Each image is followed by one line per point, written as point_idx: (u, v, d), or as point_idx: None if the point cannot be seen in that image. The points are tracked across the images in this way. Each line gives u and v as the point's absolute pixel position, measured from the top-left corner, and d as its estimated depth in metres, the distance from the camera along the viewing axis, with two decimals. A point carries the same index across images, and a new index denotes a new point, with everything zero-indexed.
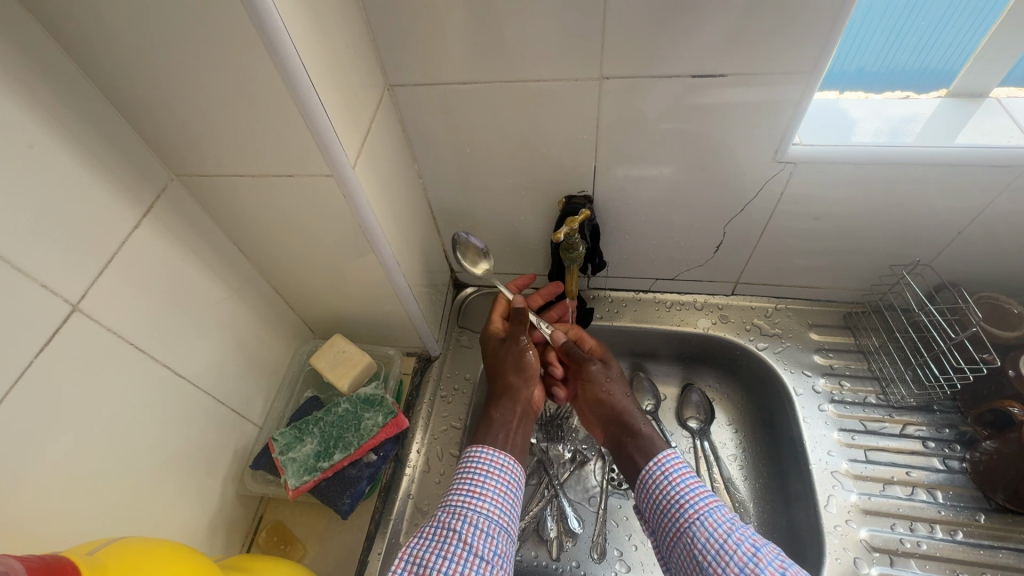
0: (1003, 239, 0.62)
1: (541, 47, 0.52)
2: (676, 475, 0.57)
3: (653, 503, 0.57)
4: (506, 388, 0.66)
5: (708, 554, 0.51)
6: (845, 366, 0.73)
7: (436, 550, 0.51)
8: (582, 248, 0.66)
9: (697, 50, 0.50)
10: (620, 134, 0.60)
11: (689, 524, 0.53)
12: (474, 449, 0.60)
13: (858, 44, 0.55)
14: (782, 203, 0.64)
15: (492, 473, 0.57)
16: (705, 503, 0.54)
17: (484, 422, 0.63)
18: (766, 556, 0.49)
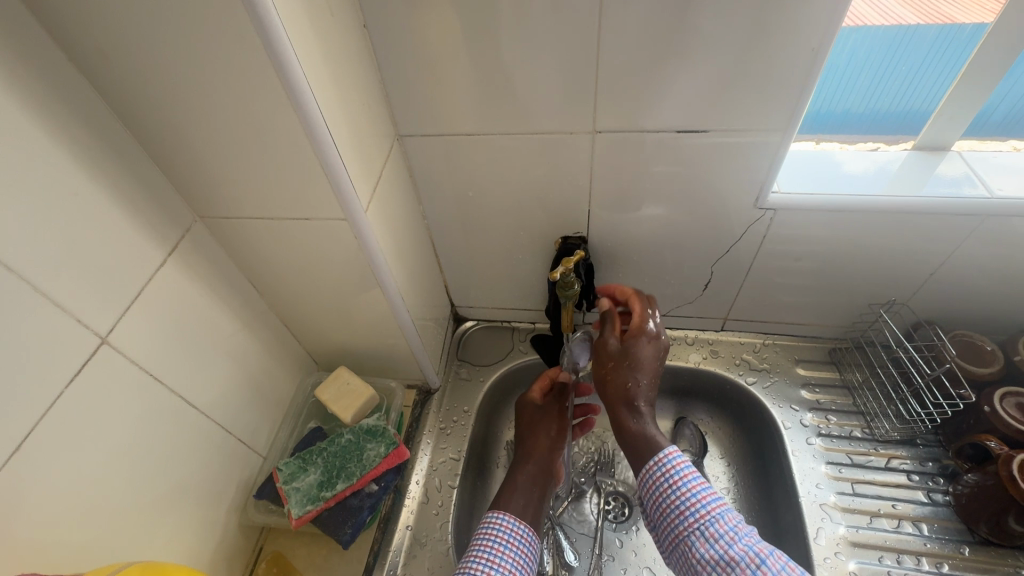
0: (971, 281, 0.66)
1: (539, 105, 0.58)
2: (676, 477, 0.52)
3: (654, 507, 0.54)
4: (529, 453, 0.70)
5: (708, 566, 0.48)
6: (831, 401, 0.76)
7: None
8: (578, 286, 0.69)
9: (681, 109, 0.56)
10: (612, 182, 0.64)
11: (688, 533, 0.50)
12: (499, 512, 0.62)
13: (843, 86, 0.61)
14: (765, 245, 0.69)
15: (511, 544, 0.59)
16: (707, 511, 0.50)
17: (507, 485, 0.67)
18: (772, 568, 0.45)
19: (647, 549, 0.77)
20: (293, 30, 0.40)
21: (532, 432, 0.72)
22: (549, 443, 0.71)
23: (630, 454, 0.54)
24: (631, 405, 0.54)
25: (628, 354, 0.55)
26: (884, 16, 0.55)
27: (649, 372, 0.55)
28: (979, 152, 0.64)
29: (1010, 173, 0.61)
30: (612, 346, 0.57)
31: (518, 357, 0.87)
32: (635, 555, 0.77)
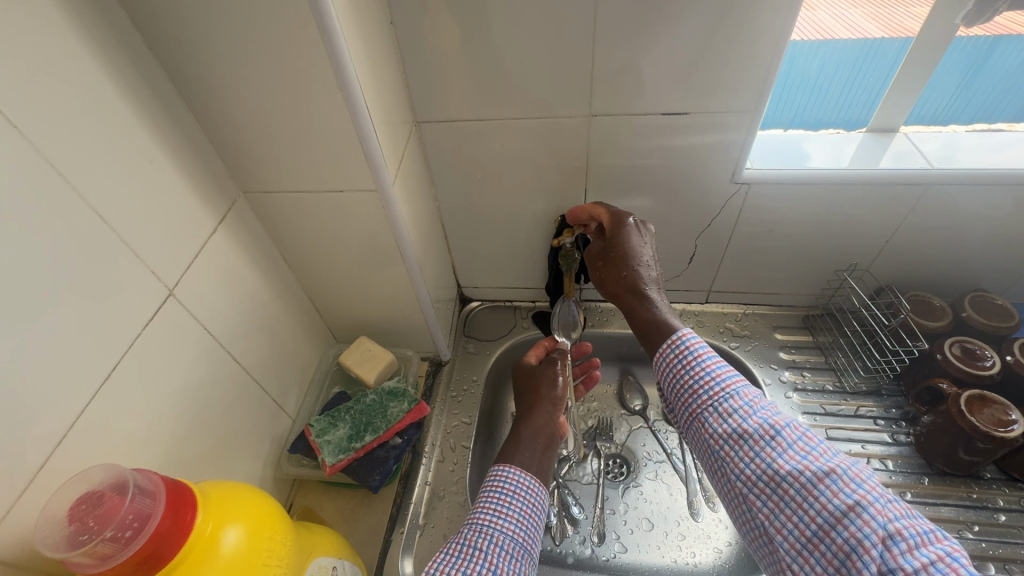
0: (922, 244, 0.75)
1: (541, 91, 0.65)
2: (692, 358, 0.56)
3: (670, 386, 0.57)
4: (535, 403, 0.74)
5: (720, 439, 0.51)
6: (806, 360, 0.84)
7: (463, 566, 0.53)
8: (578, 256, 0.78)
9: (667, 93, 0.64)
10: (606, 161, 0.72)
11: (702, 411, 0.54)
12: (504, 466, 0.66)
13: (817, 94, 0.73)
14: (742, 217, 0.77)
15: (518, 496, 0.62)
16: (721, 388, 0.53)
17: (513, 438, 0.71)
18: (787, 440, 0.48)
19: (644, 503, 0.84)
20: (342, 20, 0.47)
21: (537, 385, 0.76)
22: (552, 396, 0.75)
23: (646, 333, 0.61)
24: (632, 286, 0.62)
25: (614, 247, 0.65)
26: (847, 29, 0.66)
27: (638, 253, 0.63)
28: (923, 134, 0.74)
29: (947, 151, 0.70)
30: (600, 250, 0.67)
31: (521, 332, 0.94)
32: (633, 508, 0.84)
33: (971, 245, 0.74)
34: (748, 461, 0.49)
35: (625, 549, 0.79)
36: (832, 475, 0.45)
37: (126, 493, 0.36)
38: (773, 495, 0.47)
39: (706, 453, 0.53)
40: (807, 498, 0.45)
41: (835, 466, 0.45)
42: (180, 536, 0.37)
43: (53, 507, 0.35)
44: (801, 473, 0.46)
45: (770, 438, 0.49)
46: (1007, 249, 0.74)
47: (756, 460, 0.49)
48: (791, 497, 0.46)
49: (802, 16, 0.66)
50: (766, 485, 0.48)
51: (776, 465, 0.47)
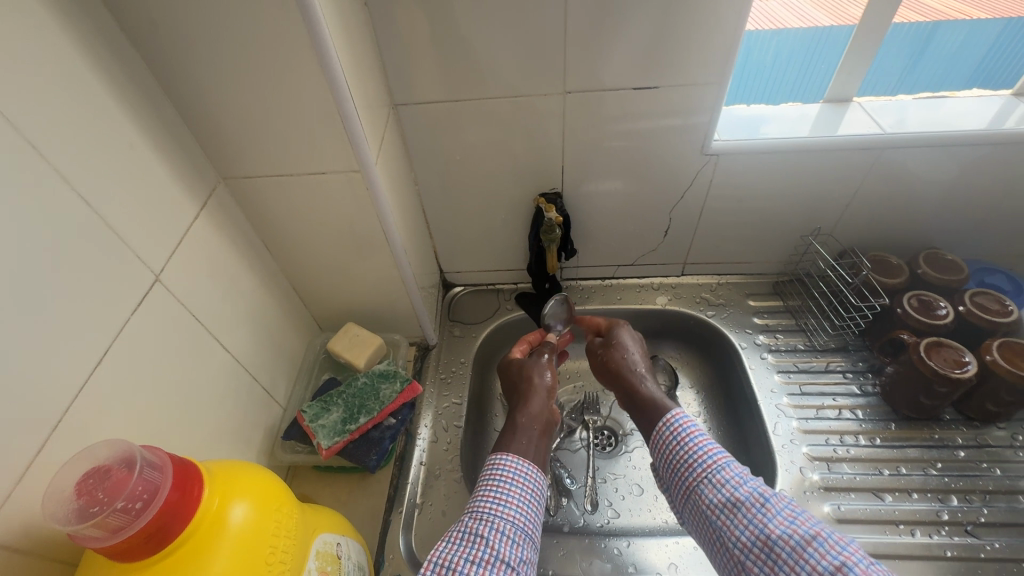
0: (878, 205, 0.80)
1: (516, 69, 0.66)
2: (684, 434, 0.59)
3: (665, 465, 0.60)
4: (529, 392, 0.72)
5: (716, 508, 0.54)
6: (778, 323, 0.89)
7: (464, 554, 0.52)
8: (559, 231, 0.80)
9: (638, 67, 0.65)
10: (582, 139, 0.74)
11: (697, 483, 0.56)
12: (504, 454, 0.63)
13: (773, 83, 0.79)
14: (712, 189, 0.80)
15: (516, 482, 0.60)
16: (713, 461, 0.56)
17: (509, 426, 0.68)
18: (775, 506, 0.51)
19: (633, 470, 0.87)
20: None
21: (526, 377, 0.75)
22: (545, 384, 0.74)
23: (645, 410, 0.64)
24: (631, 367, 0.69)
25: (612, 338, 0.74)
26: (800, 19, 0.73)
27: (632, 343, 0.73)
28: (876, 102, 0.78)
29: (898, 117, 0.75)
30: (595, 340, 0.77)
31: (506, 314, 0.96)
32: (622, 476, 0.86)
33: (922, 204, 0.80)
34: (743, 528, 0.51)
35: (617, 514, 0.82)
36: (819, 537, 0.46)
37: (134, 466, 0.36)
38: (768, 560, 0.48)
39: (706, 528, 0.55)
40: (798, 561, 0.46)
41: (821, 530, 0.47)
42: (185, 511, 0.37)
43: (62, 481, 0.35)
44: (789, 536, 0.47)
45: (759, 504, 0.51)
46: (954, 206, 0.80)
47: (750, 527, 0.50)
48: (784, 561, 0.47)
49: (757, 8, 0.72)
50: (761, 550, 0.49)
51: (768, 530, 0.49)
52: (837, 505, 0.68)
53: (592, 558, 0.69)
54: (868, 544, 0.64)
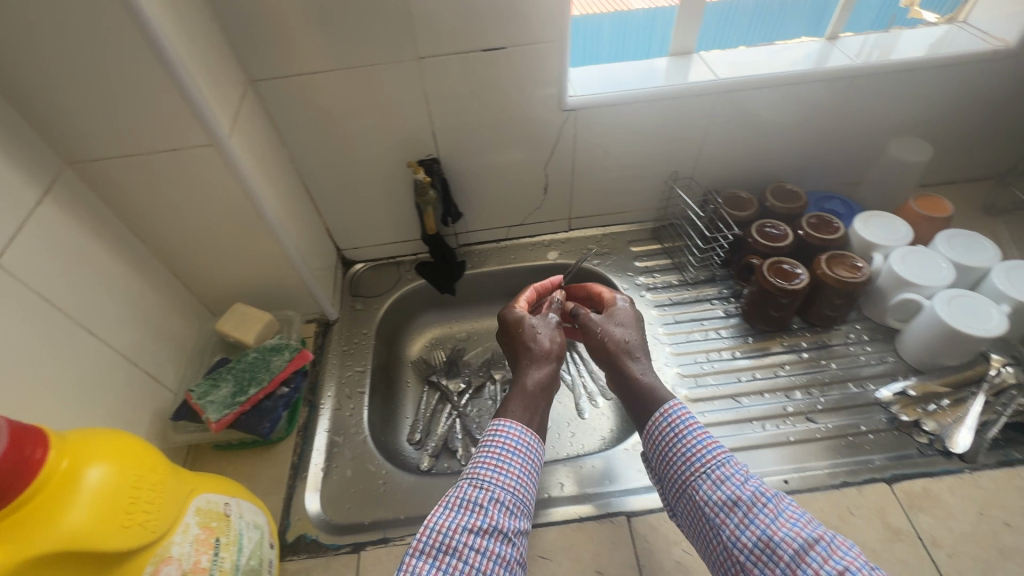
0: (724, 147, 0.89)
1: (365, 36, 0.68)
2: (684, 428, 0.59)
3: (661, 459, 0.59)
4: (539, 355, 0.67)
5: (715, 506, 0.53)
6: (656, 264, 0.97)
7: (463, 522, 0.52)
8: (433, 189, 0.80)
9: (483, 30, 0.69)
10: (446, 104, 0.77)
11: (696, 478, 0.56)
12: (505, 419, 0.61)
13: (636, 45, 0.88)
14: (578, 143, 0.85)
15: (519, 451, 0.59)
16: (715, 457, 0.56)
17: (517, 392, 0.64)
18: (776, 506, 0.51)
19: None
20: None
21: (535, 336, 0.70)
22: (555, 348, 0.69)
23: (638, 398, 0.63)
24: (628, 353, 0.66)
25: (616, 317, 0.71)
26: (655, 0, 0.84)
27: (629, 326, 0.70)
28: (714, 54, 0.86)
29: (731, 66, 0.83)
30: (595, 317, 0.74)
31: (407, 285, 0.99)
32: None
33: (760, 141, 0.89)
34: (743, 528, 0.51)
35: None
36: (821, 541, 0.47)
37: None
38: (769, 562, 0.48)
39: (702, 526, 0.55)
40: (800, 566, 0.47)
41: (823, 534, 0.48)
42: (30, 470, 0.38)
43: None
44: (792, 538, 0.48)
45: (760, 503, 0.51)
46: (787, 141, 0.90)
47: (751, 527, 0.51)
48: (786, 564, 0.47)
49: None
50: (761, 552, 0.49)
51: (769, 532, 0.49)
52: (701, 412, 0.76)
53: None
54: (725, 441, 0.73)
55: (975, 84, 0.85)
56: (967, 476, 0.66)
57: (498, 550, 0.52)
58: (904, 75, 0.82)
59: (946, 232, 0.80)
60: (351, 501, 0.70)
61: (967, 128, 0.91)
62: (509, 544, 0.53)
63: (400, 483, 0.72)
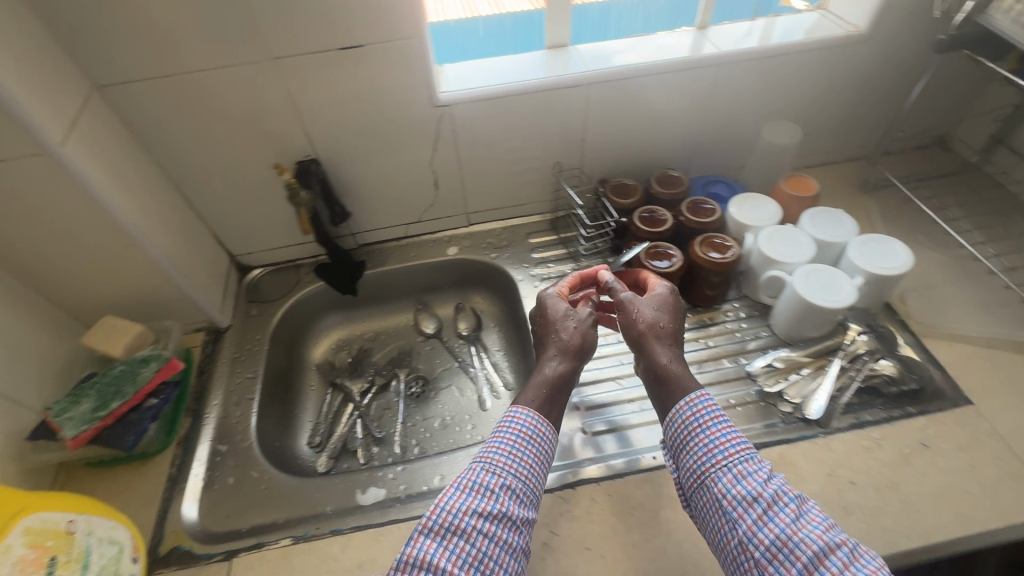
0: (606, 137, 0.92)
1: (212, 38, 0.67)
2: (710, 421, 0.59)
3: (682, 449, 0.60)
4: (572, 345, 0.68)
5: (734, 500, 0.54)
6: (552, 255, 0.99)
7: (472, 505, 0.55)
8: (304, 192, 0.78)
9: (334, 29, 0.69)
10: (313, 105, 0.77)
11: (716, 471, 0.56)
12: (522, 406, 0.63)
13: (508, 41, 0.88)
14: (458, 139, 0.86)
15: (531, 441, 0.61)
16: (739, 452, 0.57)
17: (540, 381, 0.66)
18: (798, 507, 0.52)
19: (442, 408, 0.94)
20: None
21: (570, 322, 0.70)
22: (586, 338, 0.69)
23: (663, 386, 0.63)
24: (662, 343, 0.66)
25: (657, 303, 0.69)
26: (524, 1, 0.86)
27: (667, 316, 0.68)
28: (588, 46, 0.88)
29: (603, 58, 0.85)
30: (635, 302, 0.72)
31: (305, 287, 0.98)
32: (429, 414, 0.93)
33: (641, 130, 0.92)
34: (761, 525, 0.52)
35: (423, 450, 0.88)
36: (843, 547, 0.49)
37: None
38: (786, 561, 0.49)
39: (717, 517, 0.55)
40: (819, 567, 0.48)
41: (844, 539, 0.49)
42: None
43: None
44: (812, 541, 0.49)
45: (783, 502, 0.52)
46: (666, 129, 0.93)
47: (768, 525, 0.51)
48: (804, 565, 0.48)
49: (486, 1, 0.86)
50: (778, 550, 0.50)
51: (788, 532, 0.50)
52: (583, 397, 0.79)
53: (369, 486, 0.71)
54: (603, 424, 0.75)
55: (834, 69, 0.89)
56: (820, 439, 0.70)
57: (505, 535, 0.54)
58: (765, 62, 0.86)
59: (810, 211, 0.84)
60: (228, 509, 0.70)
61: (835, 110, 0.96)
62: (516, 529, 0.55)
63: (282, 486, 0.72)
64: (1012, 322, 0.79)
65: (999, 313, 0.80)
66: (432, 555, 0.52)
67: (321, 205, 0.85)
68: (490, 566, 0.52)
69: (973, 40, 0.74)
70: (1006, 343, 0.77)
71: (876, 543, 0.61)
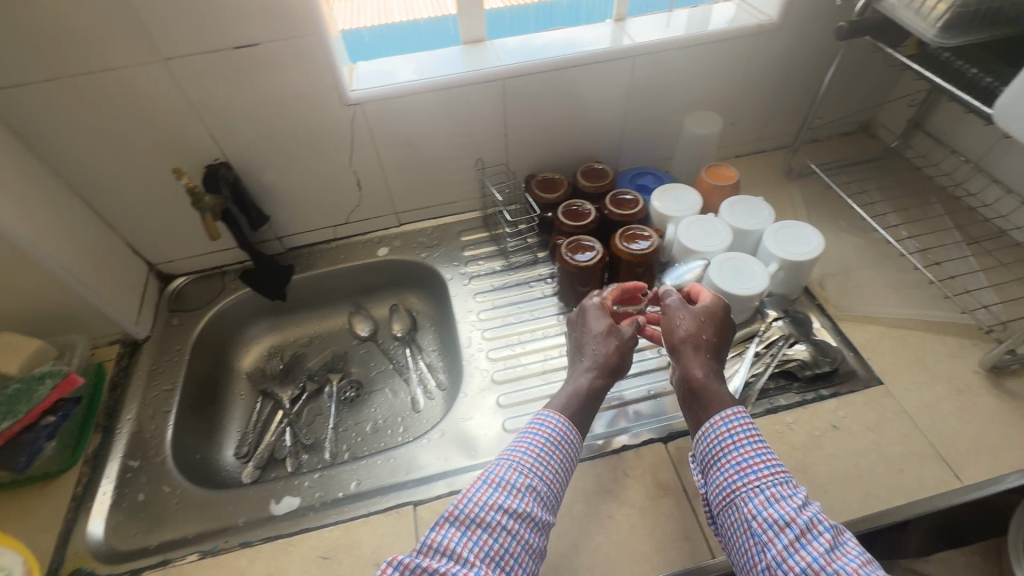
0: (529, 131, 0.91)
1: (94, 40, 0.65)
2: (743, 438, 0.56)
3: (712, 465, 0.57)
4: (608, 357, 0.65)
5: (764, 523, 0.51)
6: (482, 252, 0.98)
7: (498, 502, 0.53)
8: (209, 197, 0.76)
9: (225, 28, 0.67)
10: (216, 109, 0.75)
11: (746, 490, 0.53)
12: (552, 416, 0.61)
13: (422, 38, 0.87)
14: (375, 137, 0.85)
15: (558, 445, 0.59)
16: (772, 473, 0.53)
17: (569, 392, 0.63)
18: (833, 537, 0.49)
19: (376, 410, 0.92)
20: None
21: (608, 332, 0.66)
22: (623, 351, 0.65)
23: (698, 402, 0.60)
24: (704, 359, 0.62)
25: (702, 317, 0.65)
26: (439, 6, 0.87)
27: (712, 331, 0.64)
28: (505, 40, 0.87)
29: (519, 53, 0.85)
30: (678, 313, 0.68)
31: (230, 294, 0.95)
32: (361, 417, 0.92)
33: (564, 124, 0.92)
34: (791, 552, 0.48)
35: (353, 454, 0.87)
36: None
37: None
38: None
39: (744, 539, 0.52)
40: None
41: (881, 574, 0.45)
42: None
43: None
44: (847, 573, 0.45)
45: (816, 530, 0.49)
46: (589, 123, 0.93)
47: (800, 552, 0.48)
48: None
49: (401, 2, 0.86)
50: None
51: (821, 561, 0.47)
52: (506, 394, 0.78)
53: (283, 496, 0.69)
54: (523, 420, 0.75)
55: (750, 59, 0.90)
56: None
57: (527, 536, 0.52)
58: (681, 53, 0.86)
59: (729, 200, 0.85)
60: (136, 526, 0.68)
61: (756, 100, 0.97)
62: (537, 532, 0.53)
63: (195, 499, 0.70)
64: (922, 303, 0.81)
65: (911, 294, 0.82)
66: (451, 545, 0.51)
67: (231, 206, 0.82)
68: (509, 565, 0.51)
69: (875, 26, 0.74)
70: (916, 323, 0.79)
71: None
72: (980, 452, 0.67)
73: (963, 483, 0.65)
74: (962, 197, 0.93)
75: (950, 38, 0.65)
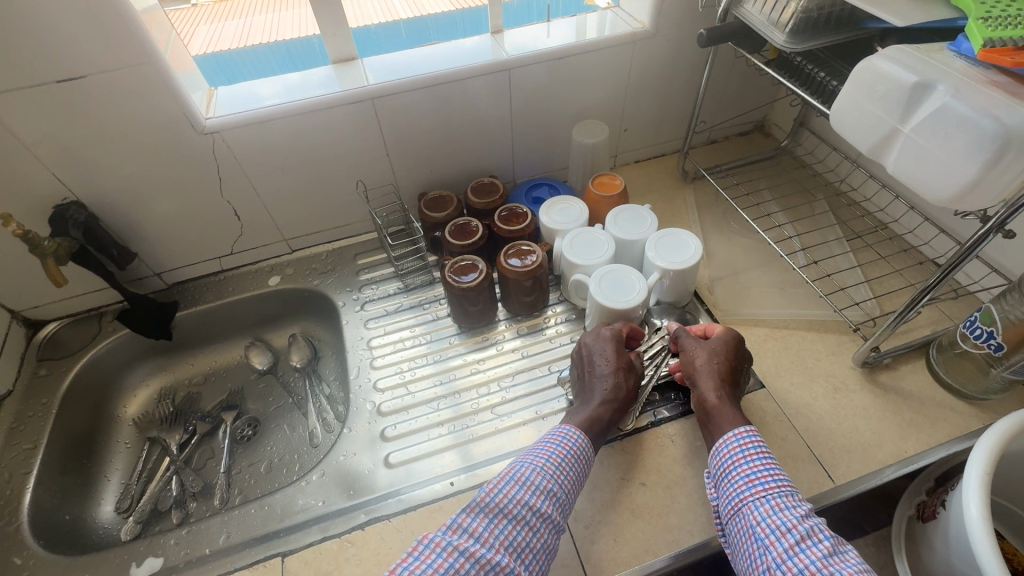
0: (411, 150, 0.89)
1: None
2: (754, 452, 0.57)
3: (723, 476, 0.58)
4: (619, 386, 0.66)
5: (767, 529, 0.51)
6: (376, 276, 0.95)
7: (524, 500, 0.55)
8: (48, 241, 0.71)
9: (43, 61, 0.63)
10: (53, 148, 0.70)
11: (753, 499, 0.54)
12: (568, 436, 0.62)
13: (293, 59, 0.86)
14: (244, 164, 0.80)
15: (578, 456, 0.61)
16: (779, 485, 0.54)
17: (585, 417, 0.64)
18: (832, 543, 0.49)
19: (272, 449, 0.88)
20: None
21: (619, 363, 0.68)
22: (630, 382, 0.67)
23: (712, 424, 0.62)
24: (719, 386, 0.64)
25: (716, 350, 0.67)
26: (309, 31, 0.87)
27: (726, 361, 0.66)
28: (379, 59, 0.84)
29: (390, 70, 0.82)
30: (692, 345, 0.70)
31: (107, 338, 0.89)
32: (255, 457, 0.87)
33: (449, 140, 0.90)
34: (790, 555, 0.49)
35: (244, 499, 0.82)
36: None
37: None
38: None
39: (747, 544, 0.52)
40: None
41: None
42: None
43: None
44: None
45: (816, 537, 0.49)
46: (475, 138, 0.91)
47: (799, 555, 0.48)
48: None
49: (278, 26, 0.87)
50: None
51: (818, 565, 0.47)
52: (393, 426, 0.75)
53: (145, 557, 0.65)
54: (409, 452, 0.72)
55: (630, 67, 0.90)
56: (618, 443, 0.70)
57: (544, 533, 0.54)
58: (558, 64, 0.85)
59: (615, 210, 0.84)
60: None
61: (644, 107, 0.97)
62: (552, 531, 0.55)
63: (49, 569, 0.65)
64: (803, 302, 0.82)
65: (794, 294, 0.84)
66: (480, 529, 0.52)
67: (89, 249, 0.77)
68: (526, 558, 0.52)
69: (734, 33, 0.75)
70: (798, 323, 0.80)
71: (659, 544, 0.62)
72: (852, 450, 0.68)
73: (836, 483, 0.65)
74: (846, 193, 0.96)
75: (798, 43, 0.65)
